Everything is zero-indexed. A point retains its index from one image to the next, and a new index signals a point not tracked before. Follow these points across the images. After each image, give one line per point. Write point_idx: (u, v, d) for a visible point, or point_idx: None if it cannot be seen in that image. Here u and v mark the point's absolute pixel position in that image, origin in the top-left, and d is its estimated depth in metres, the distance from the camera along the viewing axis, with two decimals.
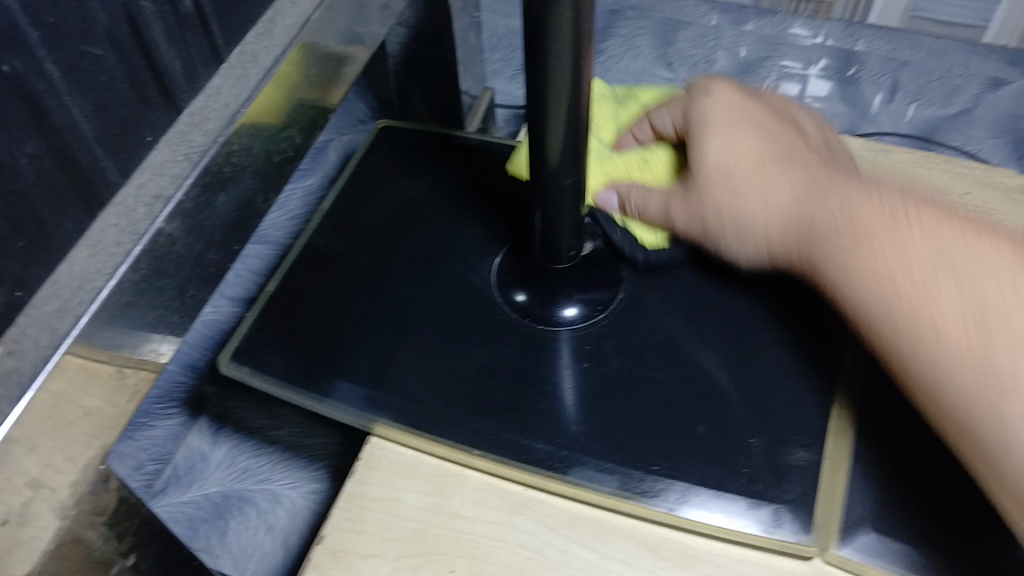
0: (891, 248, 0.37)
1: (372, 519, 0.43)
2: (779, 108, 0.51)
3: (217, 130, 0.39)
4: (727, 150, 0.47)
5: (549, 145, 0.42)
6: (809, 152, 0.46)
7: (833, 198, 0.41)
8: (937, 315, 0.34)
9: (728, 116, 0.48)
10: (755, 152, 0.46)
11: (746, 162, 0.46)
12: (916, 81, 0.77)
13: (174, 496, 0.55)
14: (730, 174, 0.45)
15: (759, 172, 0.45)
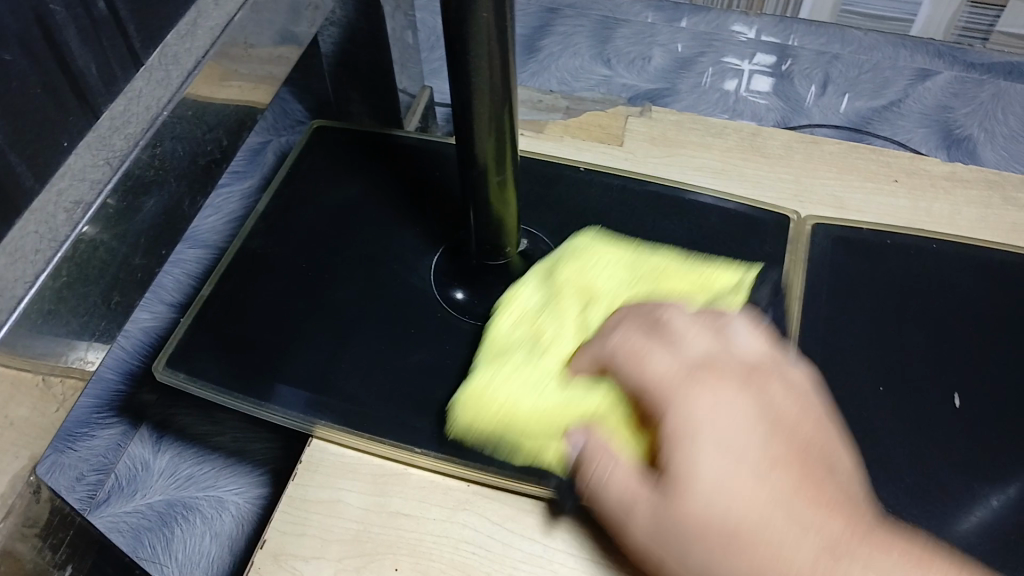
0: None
1: (312, 521, 0.43)
2: (735, 357, 0.39)
3: (140, 133, 0.39)
4: (717, 493, 0.34)
5: (479, 144, 0.42)
6: (804, 432, 0.37)
7: (845, 550, 0.34)
8: None
9: (714, 429, 0.36)
10: (745, 478, 0.35)
11: (735, 466, 0.35)
12: (846, 74, 0.78)
13: (116, 506, 0.54)
14: (735, 514, 0.34)
15: (751, 474, 0.35)
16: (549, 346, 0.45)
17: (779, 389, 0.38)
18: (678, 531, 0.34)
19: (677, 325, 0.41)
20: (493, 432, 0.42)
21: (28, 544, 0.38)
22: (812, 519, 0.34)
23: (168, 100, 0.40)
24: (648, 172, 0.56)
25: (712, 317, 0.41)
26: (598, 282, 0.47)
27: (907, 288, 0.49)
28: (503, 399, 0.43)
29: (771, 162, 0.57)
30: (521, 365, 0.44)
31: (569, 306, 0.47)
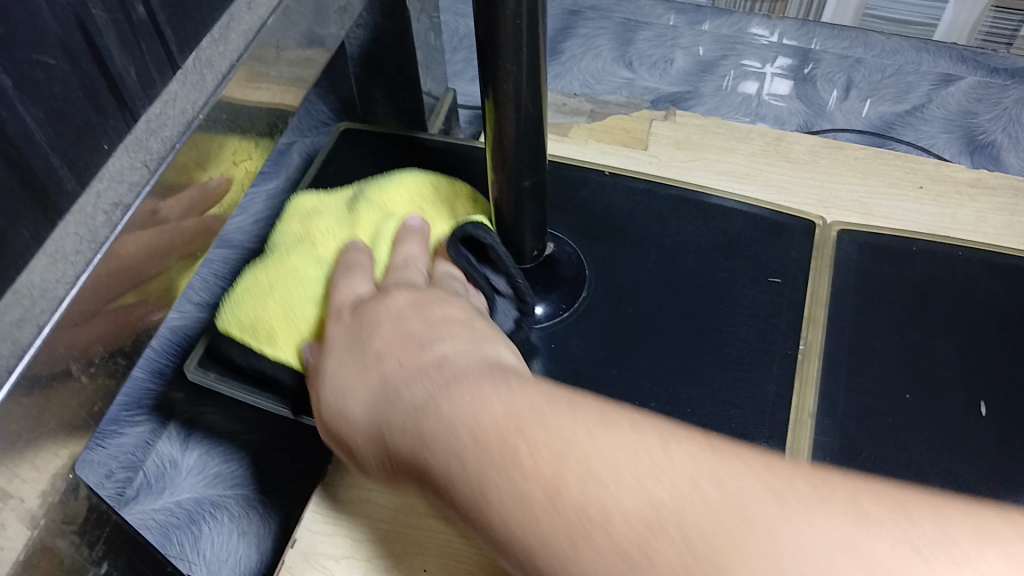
0: (494, 406, 0.29)
1: (344, 520, 0.44)
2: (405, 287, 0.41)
3: (176, 137, 0.40)
4: (349, 384, 0.36)
5: (508, 147, 0.43)
6: (445, 322, 0.37)
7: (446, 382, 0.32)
8: (602, 522, 0.24)
9: (356, 338, 0.38)
10: (360, 360, 0.36)
11: (364, 364, 0.36)
12: (869, 79, 0.79)
13: (144, 503, 0.55)
14: (352, 386, 0.36)
15: (381, 374, 0.35)
16: (310, 256, 0.47)
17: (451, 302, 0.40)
18: (339, 413, 0.36)
19: (398, 251, 0.46)
20: (244, 331, 0.45)
21: (67, 541, 0.38)
22: (424, 380, 0.32)
23: (204, 104, 0.42)
24: (672, 175, 0.56)
25: (405, 258, 0.45)
26: (326, 210, 0.51)
27: (933, 293, 0.50)
28: (262, 296, 0.46)
29: (797, 167, 0.57)
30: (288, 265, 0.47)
31: (321, 221, 0.50)
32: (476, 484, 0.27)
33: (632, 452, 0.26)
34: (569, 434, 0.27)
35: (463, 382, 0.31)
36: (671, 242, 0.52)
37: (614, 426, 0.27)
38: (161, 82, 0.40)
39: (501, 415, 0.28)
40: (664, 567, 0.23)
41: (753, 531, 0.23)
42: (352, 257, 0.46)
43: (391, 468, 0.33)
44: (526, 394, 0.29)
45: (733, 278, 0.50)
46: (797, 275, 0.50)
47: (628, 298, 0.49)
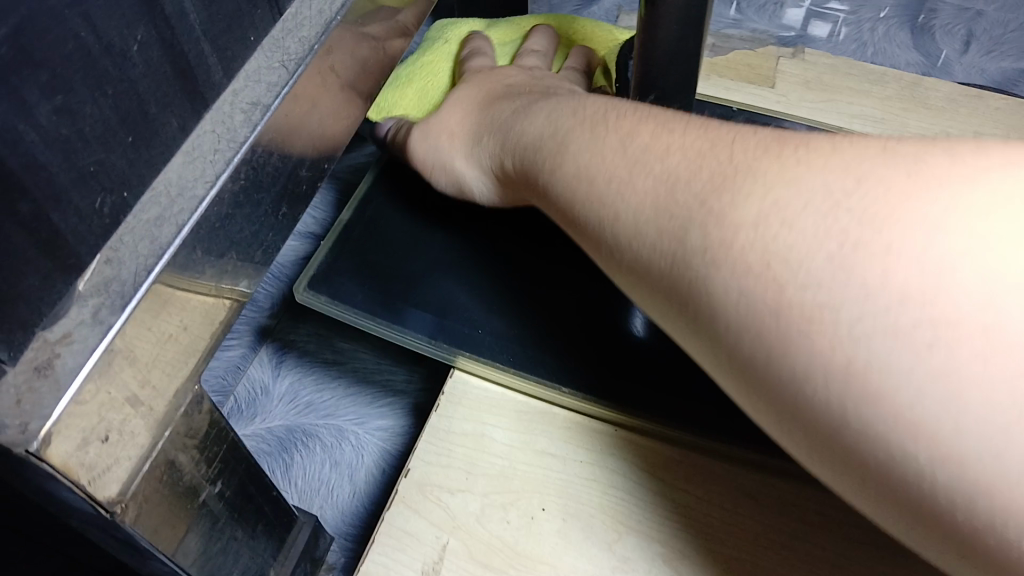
0: (587, 112, 0.35)
1: (458, 453, 0.41)
2: (523, 67, 0.49)
3: (314, 38, 0.36)
4: (456, 112, 0.46)
5: (657, 72, 0.40)
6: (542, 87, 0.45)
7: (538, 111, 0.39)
8: (652, 168, 0.29)
9: (478, 87, 0.47)
10: (478, 95, 0.46)
11: (479, 94, 0.46)
12: (993, 33, 0.74)
13: (236, 426, 0.52)
14: (465, 90, 0.47)
15: (489, 95, 0.45)
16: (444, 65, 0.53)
17: (560, 82, 0.48)
18: (436, 135, 0.46)
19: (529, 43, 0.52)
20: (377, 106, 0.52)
21: (187, 456, 0.34)
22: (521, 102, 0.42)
23: (340, 6, 0.38)
24: (804, 117, 0.53)
25: (528, 49, 0.51)
26: (467, 23, 0.55)
27: None
28: (404, 78, 0.52)
29: (934, 115, 0.54)
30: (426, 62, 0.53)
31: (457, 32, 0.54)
32: (567, 154, 0.33)
33: (698, 133, 0.29)
34: (648, 129, 0.31)
35: (554, 106, 0.39)
36: None
37: (691, 124, 0.30)
38: None
39: (598, 114, 0.35)
40: (689, 190, 0.27)
41: (777, 158, 0.25)
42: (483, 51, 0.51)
43: (493, 169, 0.42)
44: (610, 109, 0.35)
45: None
46: None
47: None
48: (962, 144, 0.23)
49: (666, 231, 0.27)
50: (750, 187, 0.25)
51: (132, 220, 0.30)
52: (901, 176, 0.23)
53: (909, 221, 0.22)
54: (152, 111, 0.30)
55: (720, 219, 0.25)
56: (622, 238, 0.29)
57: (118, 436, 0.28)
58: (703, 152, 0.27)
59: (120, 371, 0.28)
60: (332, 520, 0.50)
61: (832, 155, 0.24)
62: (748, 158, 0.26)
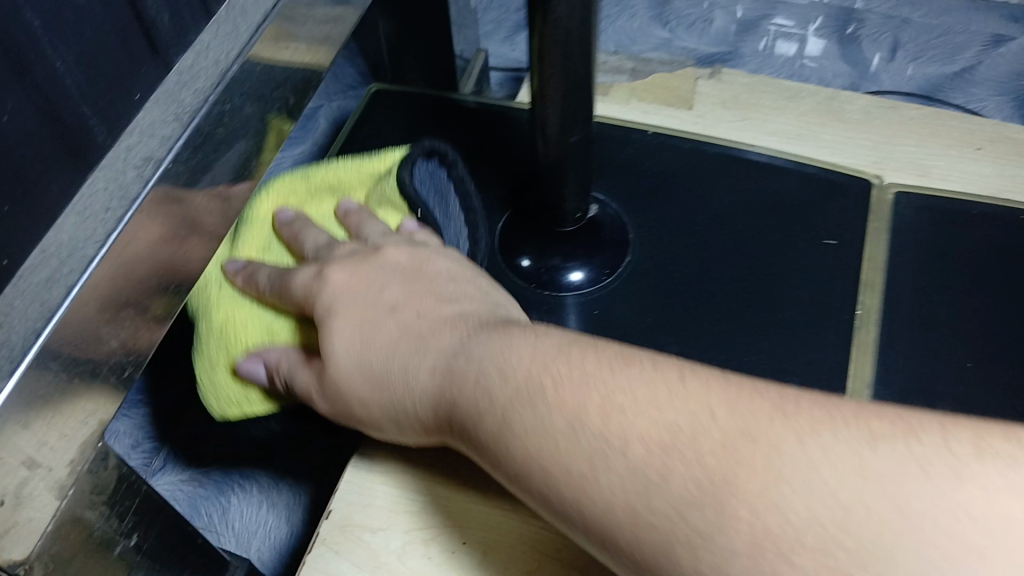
0: (506, 350, 0.30)
1: (380, 491, 0.42)
2: (378, 246, 0.40)
3: (208, 89, 0.36)
4: (352, 331, 0.35)
5: (554, 104, 0.40)
6: (446, 278, 0.38)
7: (452, 338, 0.33)
8: (611, 449, 0.25)
9: (353, 292, 0.37)
10: (369, 314, 0.36)
11: (362, 314, 0.35)
12: (917, 40, 0.75)
13: (173, 474, 0.54)
14: (338, 308, 0.36)
15: (378, 315, 0.35)
16: (226, 298, 0.41)
17: (434, 250, 0.40)
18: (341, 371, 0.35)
19: (307, 245, 0.42)
20: (234, 402, 0.42)
21: (95, 513, 0.34)
22: (442, 341, 0.33)
23: (236, 56, 0.37)
24: (723, 135, 0.54)
25: (318, 246, 0.42)
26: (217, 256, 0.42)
27: (994, 263, 0.47)
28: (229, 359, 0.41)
29: (849, 127, 0.55)
30: (217, 324, 0.41)
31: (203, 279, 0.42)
32: (513, 419, 0.28)
33: (656, 400, 0.26)
34: (597, 391, 0.26)
35: (475, 346, 0.32)
36: (720, 207, 0.49)
37: (633, 375, 0.27)
38: (195, 29, 0.36)
39: (523, 363, 0.29)
40: (676, 493, 0.23)
41: (756, 447, 0.23)
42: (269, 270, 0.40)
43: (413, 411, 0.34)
44: (531, 349, 0.30)
45: (787, 241, 0.48)
46: (854, 238, 0.48)
47: (674, 265, 0.47)
48: (935, 428, 0.23)
49: (650, 545, 0.24)
50: (743, 498, 0.22)
51: (20, 282, 0.28)
52: (901, 479, 0.21)
53: (940, 550, 0.20)
54: (29, 174, 0.29)
55: (722, 536, 0.22)
56: (594, 534, 0.25)
57: (15, 499, 0.28)
58: (685, 438, 0.24)
59: (14, 436, 0.28)
60: (267, 562, 0.50)
61: (816, 452, 0.23)
62: (737, 434, 0.24)
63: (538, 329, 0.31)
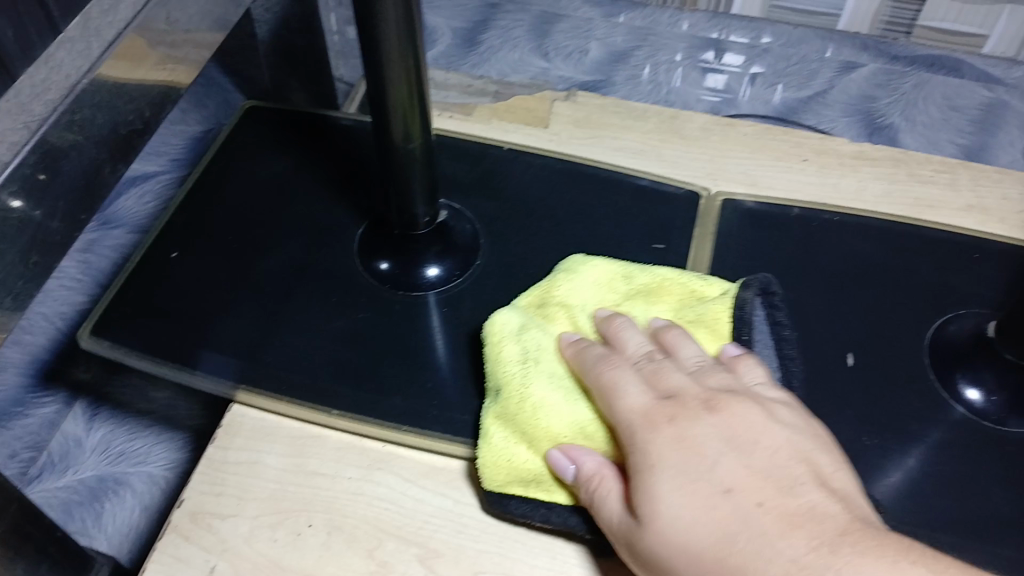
0: None
1: (231, 481, 0.45)
2: (706, 394, 0.37)
3: (59, 100, 0.40)
4: (688, 513, 0.33)
5: (387, 111, 0.44)
6: (789, 458, 0.35)
7: (815, 551, 0.30)
8: None
9: (688, 460, 0.34)
10: (708, 496, 0.33)
11: (716, 494, 0.33)
12: (776, 67, 0.81)
13: (47, 481, 0.56)
14: (683, 472, 0.34)
15: (729, 500, 0.33)
16: (542, 381, 0.41)
17: (761, 404, 0.37)
18: (666, 545, 0.33)
19: (627, 351, 0.40)
20: (523, 483, 0.40)
21: None
22: (796, 549, 0.31)
23: (87, 70, 0.41)
24: (573, 153, 0.59)
25: (640, 360, 0.40)
26: (534, 330, 0.43)
27: (811, 259, 0.52)
28: (528, 437, 0.40)
29: (688, 144, 0.60)
30: (521, 397, 0.41)
31: (510, 358, 0.42)
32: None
33: None
34: None
35: None
36: (562, 213, 0.54)
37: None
38: (42, 45, 0.39)
39: None
40: None
41: None
42: (605, 375, 0.39)
43: None
44: None
45: (621, 244, 0.52)
46: (681, 241, 0.52)
47: (520, 264, 0.51)
48: None
49: None
50: None
51: None
52: None
53: None
54: None
55: None
56: None
57: None
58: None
59: None
60: (133, 556, 0.53)
61: None
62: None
63: (887, 553, 0.30)
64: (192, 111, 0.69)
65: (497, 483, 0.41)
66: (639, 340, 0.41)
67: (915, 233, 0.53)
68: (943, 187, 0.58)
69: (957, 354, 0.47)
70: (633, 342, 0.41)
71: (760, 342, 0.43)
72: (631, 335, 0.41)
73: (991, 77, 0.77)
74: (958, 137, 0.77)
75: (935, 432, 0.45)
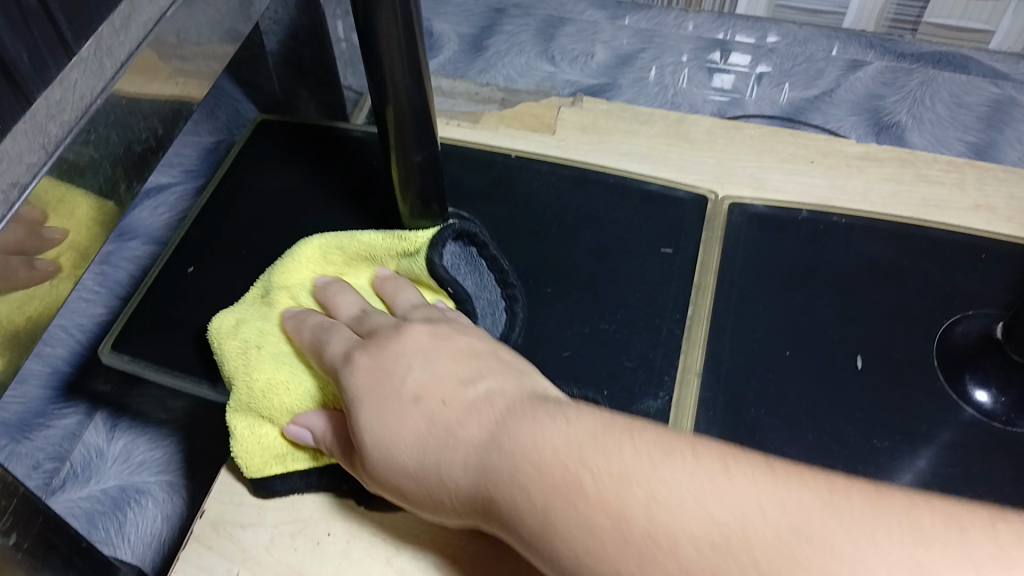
0: (552, 441, 0.30)
1: (251, 491, 0.45)
2: (400, 327, 0.40)
3: (73, 121, 0.40)
4: (392, 429, 0.34)
5: (392, 125, 0.45)
6: (476, 355, 0.37)
7: (484, 428, 0.32)
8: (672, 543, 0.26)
9: (380, 382, 0.36)
10: (398, 408, 0.35)
11: (402, 406, 0.35)
12: (782, 65, 0.82)
13: (71, 491, 0.57)
14: (377, 393, 0.36)
15: (417, 409, 0.34)
16: (266, 359, 0.43)
17: (452, 326, 0.40)
18: (384, 460, 0.35)
19: (346, 312, 0.43)
20: (278, 459, 0.43)
21: None
22: (475, 424, 0.33)
23: (100, 92, 0.42)
24: (580, 158, 0.59)
25: (353, 319, 0.43)
26: (252, 316, 0.46)
27: (817, 260, 0.52)
28: (262, 412, 0.43)
29: (694, 148, 0.60)
30: (248, 376, 0.43)
31: (234, 344, 0.45)
32: (554, 515, 0.29)
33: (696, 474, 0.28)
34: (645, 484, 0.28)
35: (509, 441, 0.31)
36: (572, 220, 0.54)
37: (673, 453, 0.29)
38: (55, 66, 0.39)
39: (565, 449, 0.30)
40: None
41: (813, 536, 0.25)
42: (315, 338, 0.42)
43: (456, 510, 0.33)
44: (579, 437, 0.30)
45: (629, 248, 0.53)
46: (690, 246, 0.53)
47: (530, 271, 0.52)
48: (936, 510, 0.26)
49: None
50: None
51: None
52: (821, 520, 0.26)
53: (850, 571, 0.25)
54: None
55: None
56: None
57: None
58: (667, 489, 0.27)
59: None
60: (155, 564, 0.54)
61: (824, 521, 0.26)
62: (732, 521, 0.26)
63: (527, 407, 0.33)
64: (201, 121, 0.70)
65: (249, 467, 0.44)
66: (351, 304, 0.44)
67: (922, 234, 0.54)
68: (951, 186, 0.58)
69: (966, 355, 0.48)
70: (348, 306, 0.44)
71: (465, 284, 0.47)
72: (343, 300, 0.44)
73: (998, 72, 0.78)
74: (966, 134, 0.75)
75: (946, 433, 0.45)
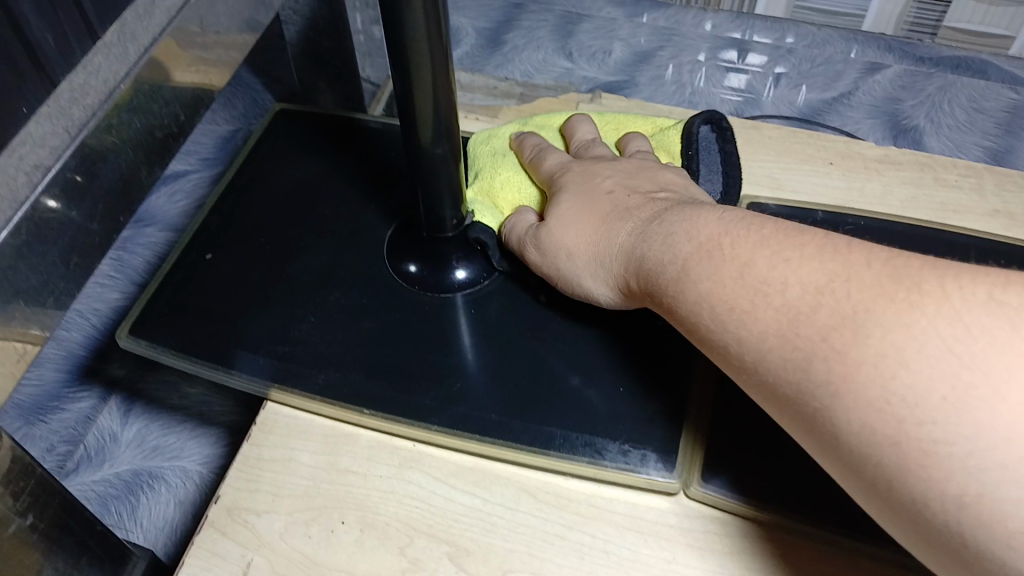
0: (698, 229, 0.37)
1: (265, 478, 0.46)
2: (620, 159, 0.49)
3: (96, 106, 0.41)
4: (574, 216, 0.45)
5: (414, 116, 0.45)
6: (664, 182, 0.45)
7: (652, 220, 0.40)
8: (769, 302, 0.31)
9: (581, 182, 0.47)
10: (588, 199, 0.46)
11: (586, 198, 0.46)
12: (800, 68, 0.81)
13: (85, 474, 0.57)
14: (569, 187, 0.47)
15: (601, 200, 0.45)
16: (508, 165, 0.54)
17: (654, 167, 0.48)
18: (557, 245, 0.45)
19: (580, 140, 0.54)
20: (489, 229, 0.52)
21: None
22: (638, 221, 0.41)
23: (124, 76, 0.42)
24: None
25: (583, 146, 0.53)
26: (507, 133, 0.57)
27: None
28: (490, 198, 0.53)
29: None
30: (490, 174, 0.54)
31: (485, 153, 0.56)
32: (688, 272, 0.35)
33: (818, 258, 0.31)
34: (763, 267, 0.32)
35: (659, 227, 0.39)
36: None
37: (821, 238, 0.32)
38: None
39: (713, 235, 0.36)
40: (806, 333, 0.29)
41: (870, 324, 0.28)
42: (542, 155, 0.53)
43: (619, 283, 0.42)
44: (718, 229, 0.36)
45: None
46: None
47: None
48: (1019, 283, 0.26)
49: (795, 367, 0.30)
50: (875, 329, 0.27)
51: None
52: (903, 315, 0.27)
53: (906, 348, 0.27)
54: None
55: (833, 364, 0.28)
56: (754, 366, 0.31)
57: None
58: (824, 289, 0.30)
59: None
60: (168, 548, 0.54)
61: (907, 314, 0.27)
62: (818, 290, 0.30)
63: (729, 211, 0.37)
64: (220, 111, 0.72)
65: None
66: (588, 133, 0.54)
67: (941, 237, 0.54)
68: (969, 191, 0.58)
69: None
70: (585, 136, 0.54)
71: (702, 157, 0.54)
72: (583, 129, 0.54)
73: (1017, 78, 0.78)
74: (984, 140, 0.74)
75: None
